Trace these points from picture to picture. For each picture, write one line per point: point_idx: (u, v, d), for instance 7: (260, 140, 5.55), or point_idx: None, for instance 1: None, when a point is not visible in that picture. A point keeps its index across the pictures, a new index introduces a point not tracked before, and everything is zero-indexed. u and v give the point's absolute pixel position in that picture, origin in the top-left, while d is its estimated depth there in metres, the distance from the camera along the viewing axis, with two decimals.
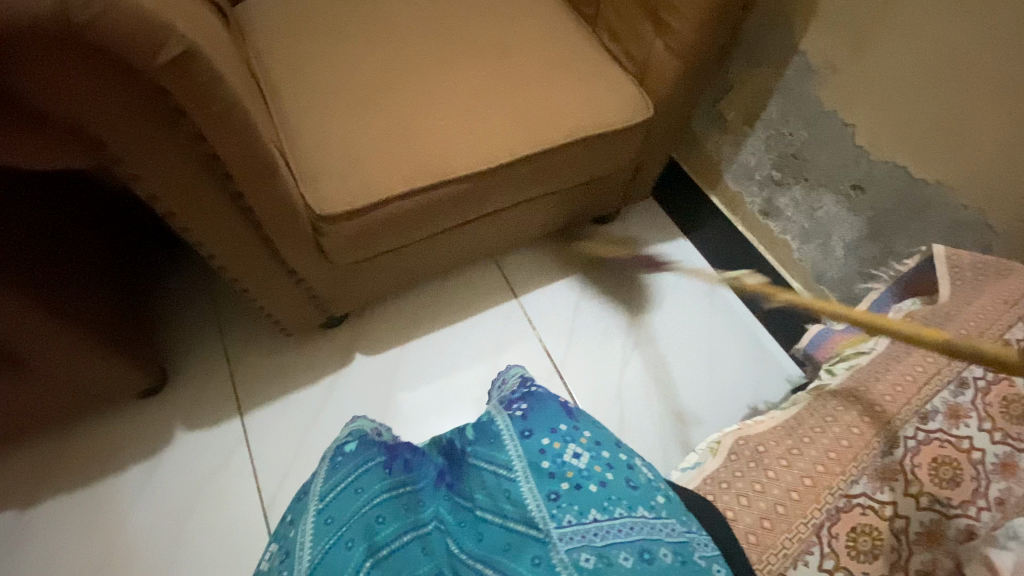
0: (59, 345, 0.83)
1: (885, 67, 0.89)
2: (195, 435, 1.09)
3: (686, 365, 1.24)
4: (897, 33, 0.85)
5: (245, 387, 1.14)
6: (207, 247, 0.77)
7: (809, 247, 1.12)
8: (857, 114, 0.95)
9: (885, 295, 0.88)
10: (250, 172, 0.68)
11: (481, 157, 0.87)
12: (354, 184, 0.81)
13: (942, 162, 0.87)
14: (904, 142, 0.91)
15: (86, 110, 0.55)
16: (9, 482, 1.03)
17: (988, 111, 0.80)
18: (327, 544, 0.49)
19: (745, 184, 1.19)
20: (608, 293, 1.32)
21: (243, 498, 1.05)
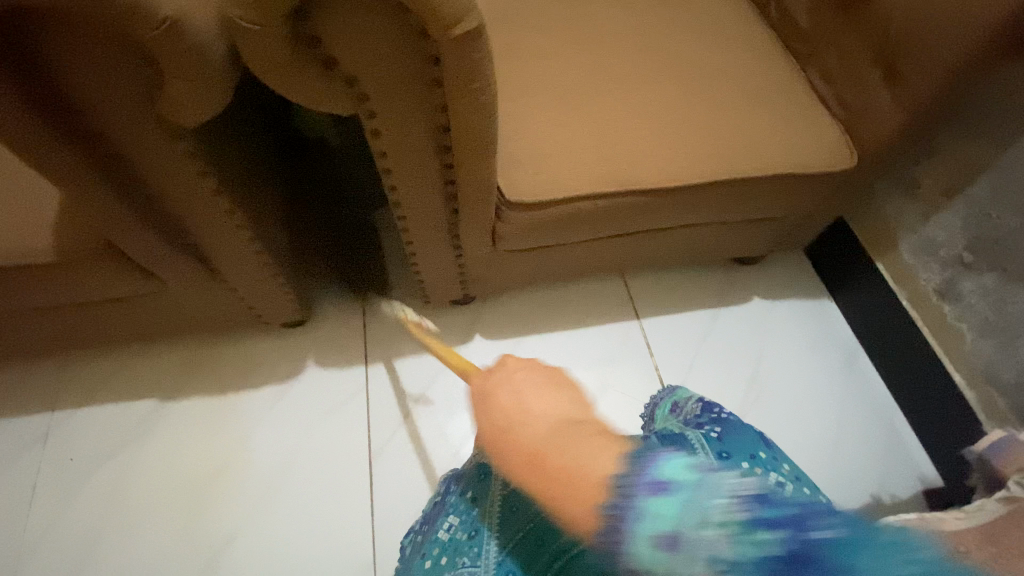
0: (252, 269, 0.91)
1: None
2: (323, 372, 1.17)
3: (807, 433, 1.18)
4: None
5: (373, 339, 1.21)
6: (401, 208, 0.82)
7: (987, 342, 1.01)
8: None
9: None
10: (472, 150, 0.71)
11: (670, 176, 0.87)
12: (546, 177, 0.83)
13: None
14: None
15: (367, 67, 0.60)
16: (163, 372, 1.16)
17: None
18: (514, 533, 0.62)
19: (924, 259, 1.10)
20: (735, 337, 1.28)
21: (349, 445, 1.11)
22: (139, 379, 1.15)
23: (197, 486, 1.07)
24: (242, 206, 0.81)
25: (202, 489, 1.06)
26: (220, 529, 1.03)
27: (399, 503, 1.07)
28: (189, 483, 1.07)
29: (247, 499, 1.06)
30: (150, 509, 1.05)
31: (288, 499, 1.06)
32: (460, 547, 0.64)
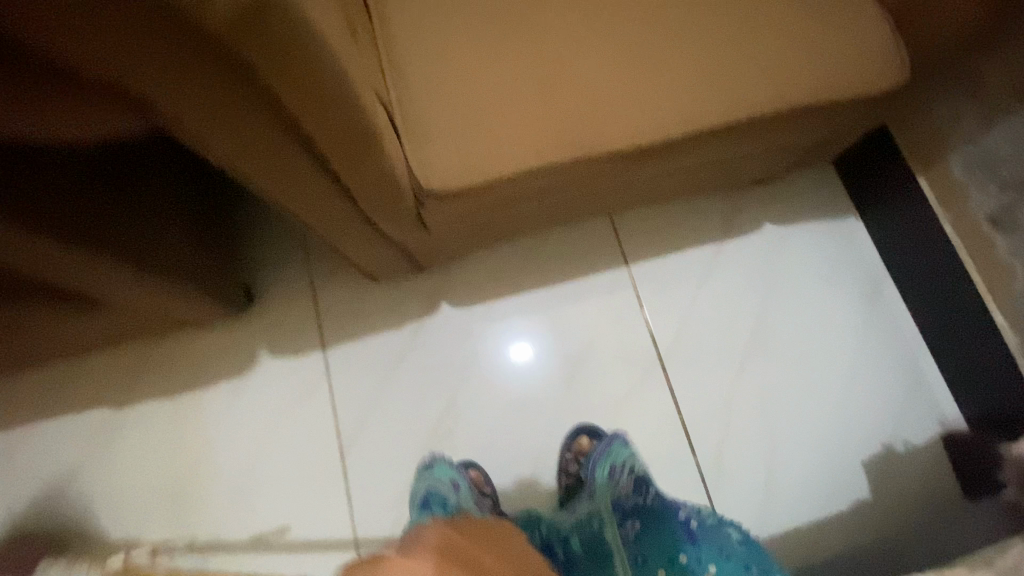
0: (143, 292, 0.76)
1: None
2: (279, 362, 1.07)
3: (817, 380, 1.06)
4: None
5: (329, 319, 1.08)
6: (289, 206, 0.64)
7: None
8: None
9: None
10: (335, 135, 0.52)
11: (649, 128, 0.66)
12: (477, 148, 0.64)
13: None
14: None
15: (119, 68, 0.42)
16: (110, 377, 1.07)
17: None
18: None
19: (979, 178, 0.90)
20: (740, 276, 1.11)
21: (318, 437, 1.05)
22: (88, 385, 1.07)
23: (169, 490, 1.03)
24: (103, 245, 0.63)
25: (176, 492, 1.03)
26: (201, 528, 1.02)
27: (379, 491, 1.03)
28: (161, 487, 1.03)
29: (223, 499, 1.03)
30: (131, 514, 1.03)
31: (263, 497, 1.03)
32: None
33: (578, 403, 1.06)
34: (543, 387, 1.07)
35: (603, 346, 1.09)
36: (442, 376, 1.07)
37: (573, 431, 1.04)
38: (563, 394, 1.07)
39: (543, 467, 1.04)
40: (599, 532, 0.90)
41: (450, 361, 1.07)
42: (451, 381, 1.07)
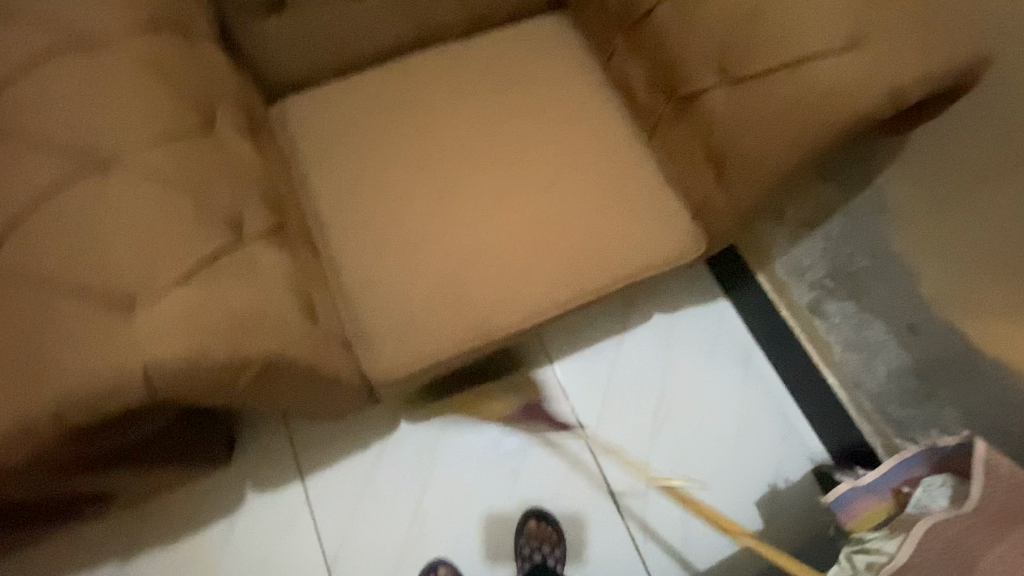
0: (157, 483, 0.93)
1: (964, 232, 0.82)
2: (264, 497, 1.23)
3: (712, 438, 1.31)
4: (996, 207, 0.77)
5: (305, 452, 1.25)
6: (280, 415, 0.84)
7: (851, 355, 1.11)
8: (923, 266, 0.89)
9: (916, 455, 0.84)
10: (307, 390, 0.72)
11: (529, 314, 0.89)
12: (409, 345, 0.85)
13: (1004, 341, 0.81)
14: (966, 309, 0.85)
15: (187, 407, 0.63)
16: (108, 537, 1.19)
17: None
18: None
19: (796, 278, 1.16)
20: (641, 360, 1.36)
21: (306, 560, 1.20)
22: (88, 548, 1.19)
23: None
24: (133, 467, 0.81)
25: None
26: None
27: None
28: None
29: None
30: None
31: None
32: None
33: (526, 490, 1.27)
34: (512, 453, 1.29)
35: (541, 437, 1.31)
36: (409, 486, 1.25)
37: (524, 516, 1.24)
38: (512, 485, 1.27)
39: (504, 552, 1.23)
40: None
41: (414, 472, 1.26)
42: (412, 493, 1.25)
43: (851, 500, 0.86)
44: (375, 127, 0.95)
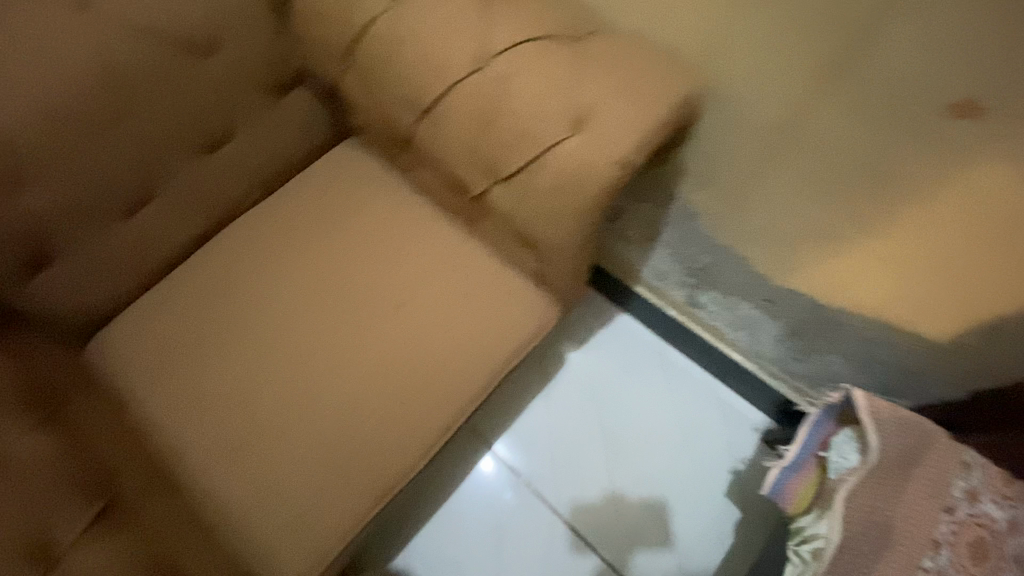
0: None
1: (761, 218, 0.87)
2: None
3: (665, 451, 1.32)
4: (771, 196, 0.82)
5: None
6: None
7: (739, 333, 1.16)
8: (750, 251, 0.94)
9: (821, 417, 0.88)
10: None
11: (421, 449, 0.87)
12: (308, 542, 0.80)
13: (840, 293, 0.87)
14: (798, 277, 0.91)
15: None
16: None
17: (860, 263, 0.80)
18: None
19: (664, 283, 1.21)
20: (573, 406, 1.36)
21: None
22: None
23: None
24: None
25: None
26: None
27: None
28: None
29: None
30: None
31: None
32: None
33: None
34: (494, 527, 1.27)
35: (509, 529, 1.27)
36: None
37: None
38: None
39: None
40: None
41: None
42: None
43: (783, 483, 0.88)
44: (198, 332, 0.91)
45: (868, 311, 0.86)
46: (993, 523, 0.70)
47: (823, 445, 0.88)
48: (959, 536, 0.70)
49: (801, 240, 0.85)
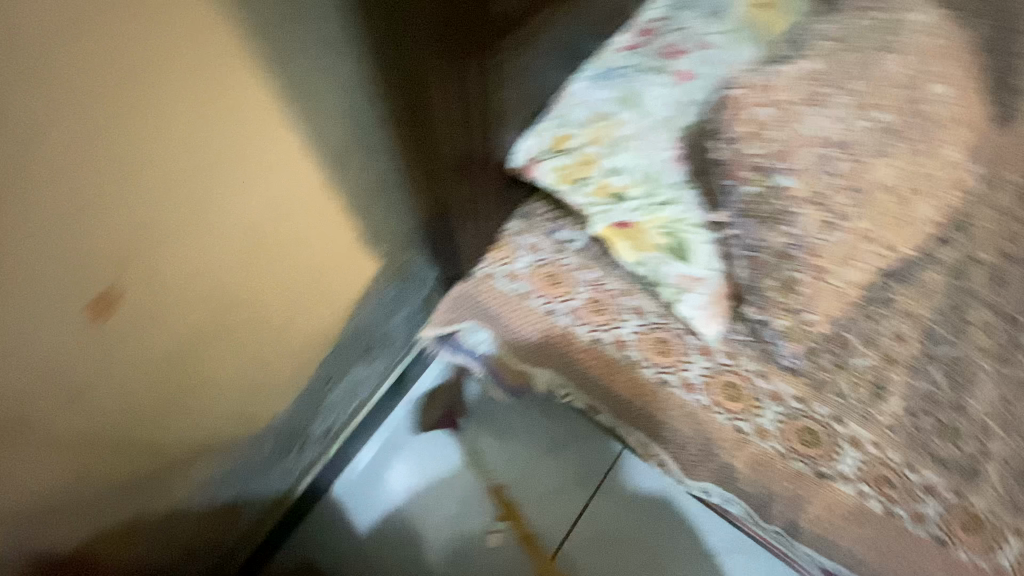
0: None
1: (186, 408, 0.79)
2: None
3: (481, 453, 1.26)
4: (152, 404, 0.73)
5: None
6: None
7: (363, 390, 1.14)
8: (233, 403, 0.86)
9: (453, 351, 1.04)
10: None
11: None
12: None
13: (295, 326, 0.86)
14: (272, 362, 0.87)
15: None
16: None
17: (252, 316, 0.79)
18: None
19: (298, 462, 1.09)
20: (433, 546, 1.19)
21: None
22: None
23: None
24: None
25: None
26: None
27: None
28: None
29: None
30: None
31: None
32: None
33: None
34: None
35: None
36: None
37: None
38: None
39: None
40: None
41: None
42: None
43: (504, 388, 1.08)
44: None
45: (319, 300, 0.88)
46: (532, 264, 0.87)
47: (475, 355, 1.04)
48: (544, 294, 0.87)
49: (221, 367, 0.80)
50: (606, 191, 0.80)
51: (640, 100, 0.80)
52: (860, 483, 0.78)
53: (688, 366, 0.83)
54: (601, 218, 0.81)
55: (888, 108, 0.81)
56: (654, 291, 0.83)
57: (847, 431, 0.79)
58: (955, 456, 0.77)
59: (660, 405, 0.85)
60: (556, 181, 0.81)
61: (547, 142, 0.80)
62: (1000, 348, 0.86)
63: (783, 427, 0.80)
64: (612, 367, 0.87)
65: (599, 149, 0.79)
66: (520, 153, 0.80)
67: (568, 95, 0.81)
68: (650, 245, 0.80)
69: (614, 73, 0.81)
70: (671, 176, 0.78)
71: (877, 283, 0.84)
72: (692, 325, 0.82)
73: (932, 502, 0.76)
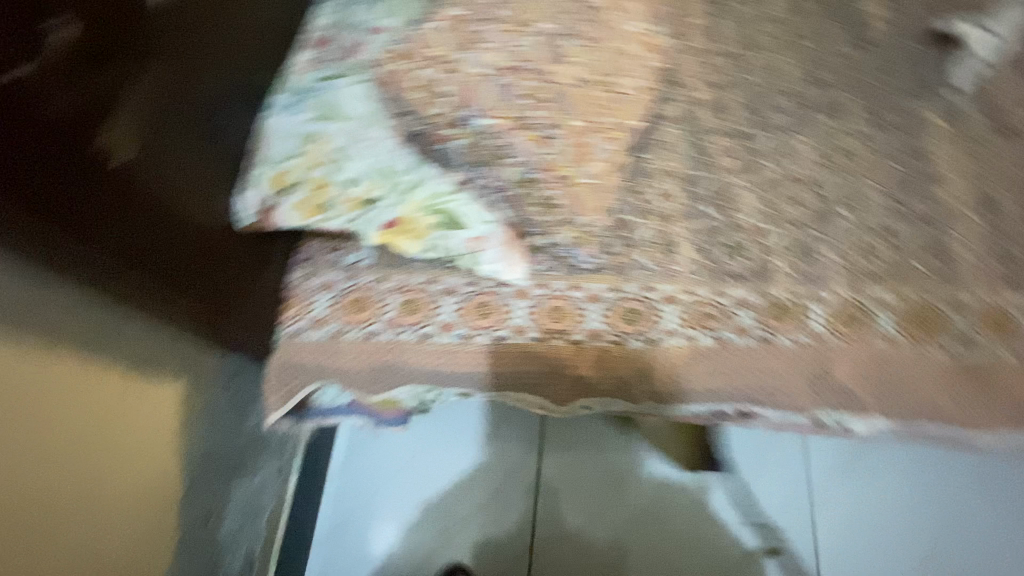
0: None
1: None
2: None
3: (417, 484, 1.25)
4: None
5: None
6: None
7: (261, 499, 1.08)
8: None
9: (316, 414, 0.96)
10: None
11: None
12: None
13: (89, 490, 0.69)
14: (89, 545, 0.70)
15: None
16: None
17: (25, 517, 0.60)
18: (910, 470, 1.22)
19: None
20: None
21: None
22: None
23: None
24: None
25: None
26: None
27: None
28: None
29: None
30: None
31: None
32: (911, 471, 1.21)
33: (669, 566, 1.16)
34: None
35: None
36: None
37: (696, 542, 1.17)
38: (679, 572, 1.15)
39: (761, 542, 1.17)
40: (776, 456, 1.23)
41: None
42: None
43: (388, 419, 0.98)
44: None
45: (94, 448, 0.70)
46: (331, 298, 0.84)
47: (340, 406, 0.96)
48: (355, 320, 0.83)
49: None
50: (355, 201, 0.79)
51: (333, 108, 0.81)
52: (690, 330, 0.84)
53: (515, 312, 0.85)
54: (369, 226, 0.79)
55: (547, 23, 0.91)
56: (456, 265, 0.84)
57: (657, 294, 0.85)
58: (744, 269, 0.87)
59: (508, 361, 0.86)
60: (303, 215, 0.79)
61: (271, 187, 0.77)
62: (740, 166, 0.96)
63: (609, 319, 0.85)
64: (451, 351, 0.85)
65: (324, 168, 0.79)
66: (249, 207, 0.77)
67: (269, 136, 0.80)
68: (424, 229, 0.80)
69: (299, 98, 0.82)
70: (401, 159, 0.80)
71: (620, 165, 0.91)
72: (501, 278, 0.84)
73: (748, 315, 0.84)
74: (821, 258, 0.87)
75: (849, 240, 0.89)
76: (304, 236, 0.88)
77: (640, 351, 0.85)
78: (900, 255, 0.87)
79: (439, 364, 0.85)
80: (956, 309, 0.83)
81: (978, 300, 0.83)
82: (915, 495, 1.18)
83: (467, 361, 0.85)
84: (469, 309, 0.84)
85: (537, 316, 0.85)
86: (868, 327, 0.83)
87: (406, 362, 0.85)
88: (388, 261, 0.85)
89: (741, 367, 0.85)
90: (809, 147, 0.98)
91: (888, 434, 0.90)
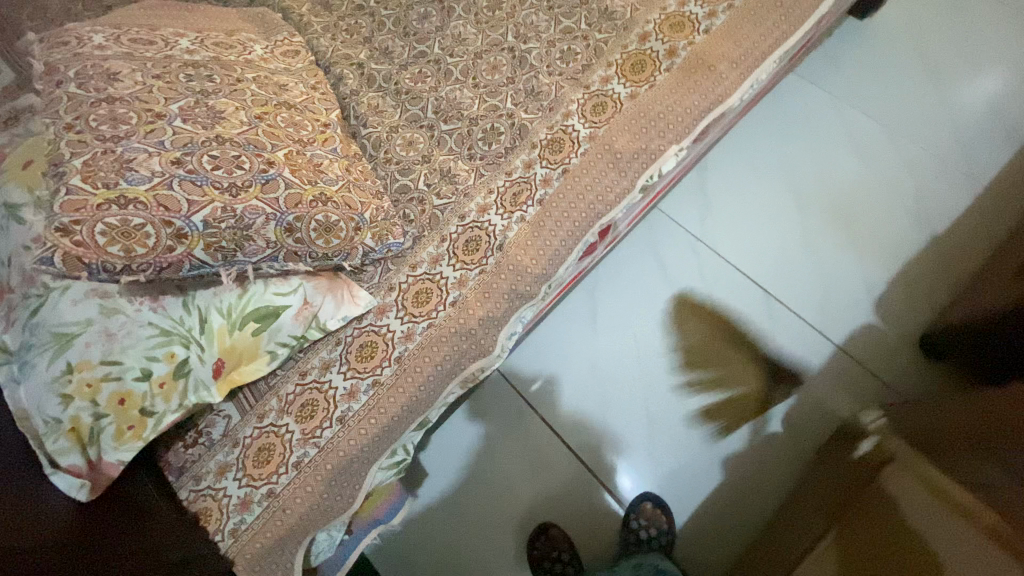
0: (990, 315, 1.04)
1: None
2: (890, 238, 1.40)
3: (478, 525, 1.30)
4: None
5: (862, 349, 1.32)
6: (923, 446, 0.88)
7: None
8: None
9: (333, 565, 0.90)
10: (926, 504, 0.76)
11: None
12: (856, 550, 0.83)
13: None
14: None
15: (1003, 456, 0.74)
16: (958, 173, 1.44)
17: None
18: (778, 135, 1.55)
19: None
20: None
21: (813, 172, 1.49)
22: (954, 186, 1.43)
23: (844, 235, 1.43)
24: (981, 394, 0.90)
25: (843, 252, 1.41)
26: (824, 202, 1.46)
27: (777, 229, 1.45)
28: (854, 237, 1.42)
29: (851, 138, 1.51)
30: (853, 174, 1.48)
31: (846, 125, 1.53)
32: (786, 137, 1.54)
33: (669, 369, 1.36)
34: (654, 456, 1.30)
35: (655, 441, 1.31)
36: (775, 332, 1.37)
37: (666, 337, 1.39)
38: (675, 367, 1.36)
39: (695, 300, 1.41)
40: (645, 246, 1.49)
41: (769, 356, 1.34)
42: (712, 378, 1.34)
43: (389, 510, 0.93)
44: None
45: None
46: (235, 472, 0.76)
47: (342, 541, 0.89)
48: (273, 467, 0.76)
49: None
50: (167, 382, 0.71)
51: (60, 333, 0.66)
52: (516, 212, 0.89)
53: (392, 327, 0.83)
54: (202, 389, 0.74)
55: (167, 98, 0.78)
56: (309, 345, 0.82)
57: (473, 214, 0.89)
58: (508, 142, 0.94)
59: (425, 367, 0.82)
60: (133, 438, 0.69)
61: (75, 447, 0.65)
62: (439, 80, 1.03)
63: (460, 262, 0.87)
64: (375, 405, 0.80)
65: (108, 384, 0.67)
66: (73, 482, 0.64)
67: (25, 413, 0.65)
68: (255, 343, 0.77)
69: (19, 357, 0.67)
70: (173, 312, 0.72)
71: (356, 155, 0.93)
72: (352, 317, 0.83)
73: (540, 167, 0.91)
74: (545, 88, 0.97)
75: (550, 61, 0.99)
76: (162, 453, 0.78)
77: (501, 260, 0.87)
78: (587, 42, 0.99)
79: (377, 429, 0.80)
80: (648, 41, 0.96)
81: (654, 23, 0.97)
82: (770, 167, 1.52)
83: (392, 401, 0.80)
84: (353, 364, 0.81)
85: (406, 314, 0.84)
86: (613, 102, 0.93)
87: (349, 456, 0.78)
88: (253, 397, 0.80)
89: (568, 196, 0.89)
90: (469, 26, 1.07)
91: (707, 142, 0.99)
